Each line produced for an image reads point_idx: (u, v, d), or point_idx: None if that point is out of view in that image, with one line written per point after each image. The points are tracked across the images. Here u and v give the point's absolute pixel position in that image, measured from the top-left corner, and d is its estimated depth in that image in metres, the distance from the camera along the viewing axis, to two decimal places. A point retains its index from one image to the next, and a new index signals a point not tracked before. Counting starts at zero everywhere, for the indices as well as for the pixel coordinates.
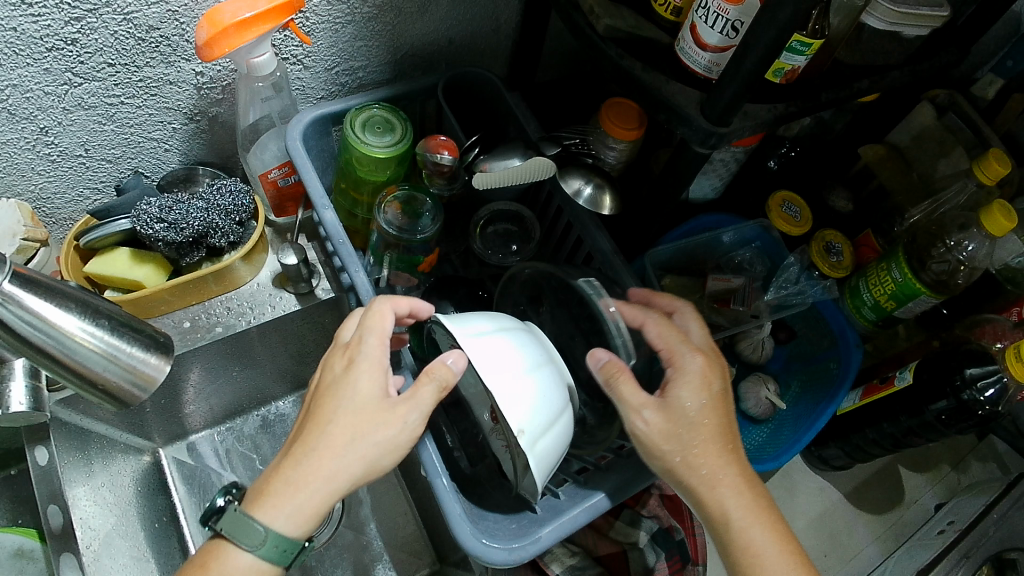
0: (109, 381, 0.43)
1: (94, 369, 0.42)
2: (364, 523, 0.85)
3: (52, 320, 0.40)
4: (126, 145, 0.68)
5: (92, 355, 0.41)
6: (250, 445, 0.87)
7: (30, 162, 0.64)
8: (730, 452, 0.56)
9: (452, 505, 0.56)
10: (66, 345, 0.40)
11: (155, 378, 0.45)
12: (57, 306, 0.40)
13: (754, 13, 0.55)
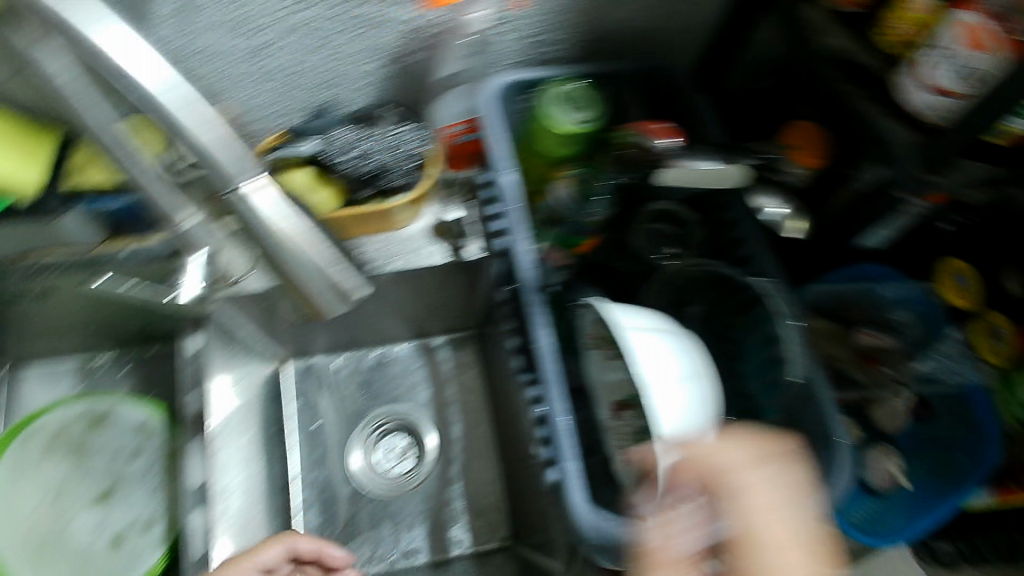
0: (314, 295, 0.44)
1: (303, 282, 0.43)
2: (450, 481, 0.86)
3: (278, 230, 0.42)
4: (328, 75, 0.70)
5: (307, 268, 0.43)
6: (362, 380, 0.89)
7: (244, 73, 0.67)
8: None
9: (572, 487, 0.57)
10: (283, 256, 0.42)
11: (355, 301, 0.46)
12: (283, 218, 0.42)
13: (1002, 60, 0.52)
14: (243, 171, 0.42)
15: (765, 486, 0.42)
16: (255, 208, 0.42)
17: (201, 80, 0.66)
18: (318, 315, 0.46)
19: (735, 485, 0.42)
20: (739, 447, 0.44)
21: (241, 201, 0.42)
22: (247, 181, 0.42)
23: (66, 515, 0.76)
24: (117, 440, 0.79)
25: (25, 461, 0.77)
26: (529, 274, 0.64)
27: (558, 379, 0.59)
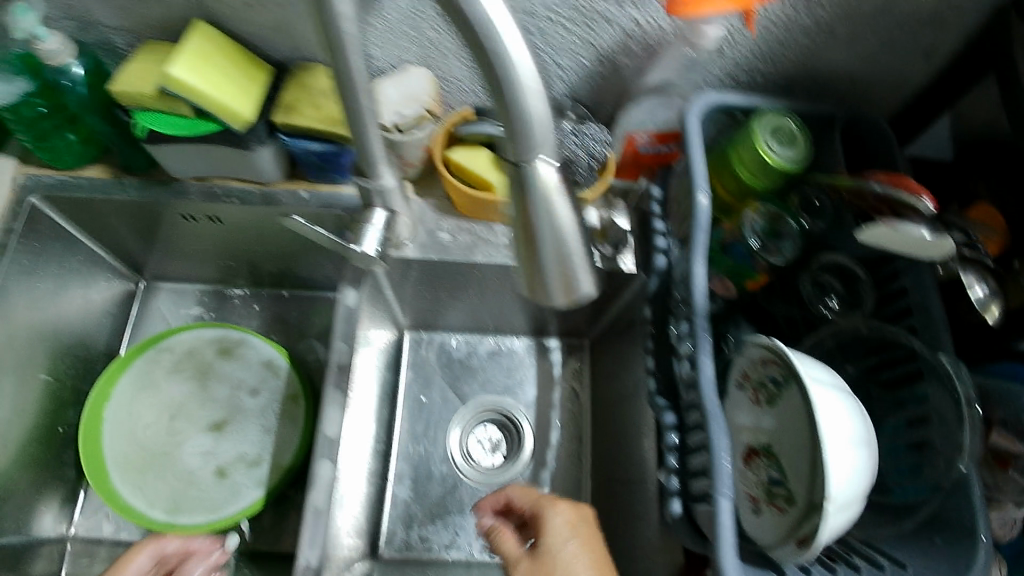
0: (541, 280, 0.41)
1: (535, 264, 0.40)
2: (539, 485, 0.84)
3: (542, 210, 0.39)
4: (533, 62, 0.69)
5: (550, 253, 0.39)
6: (474, 364, 0.90)
7: (456, 45, 0.68)
8: None
9: (723, 519, 0.53)
10: (534, 233, 0.39)
11: (575, 301, 0.42)
12: (562, 200, 0.39)
13: None
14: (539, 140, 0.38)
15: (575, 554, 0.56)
16: (536, 181, 0.38)
17: (414, 41, 0.68)
18: (530, 293, 0.42)
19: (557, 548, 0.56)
20: (561, 511, 0.60)
21: (530, 170, 0.38)
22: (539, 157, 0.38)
23: (182, 434, 0.79)
24: (239, 373, 0.82)
25: (156, 374, 0.81)
26: (700, 301, 0.61)
27: (721, 415, 0.56)
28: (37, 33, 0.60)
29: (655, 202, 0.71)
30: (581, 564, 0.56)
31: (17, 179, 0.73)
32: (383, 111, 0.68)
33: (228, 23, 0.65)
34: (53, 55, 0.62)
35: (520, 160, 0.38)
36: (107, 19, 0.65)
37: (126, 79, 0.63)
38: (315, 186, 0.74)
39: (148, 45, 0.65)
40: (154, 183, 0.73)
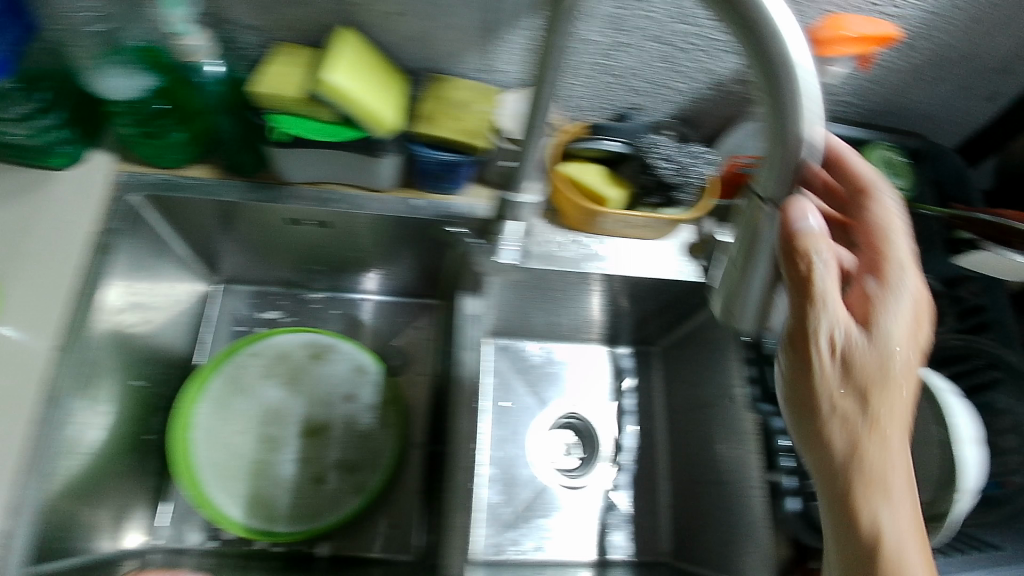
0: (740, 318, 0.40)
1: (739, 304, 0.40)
2: (617, 487, 0.88)
3: (770, 256, 0.39)
4: (652, 84, 0.73)
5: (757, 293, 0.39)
6: (553, 371, 0.93)
7: (585, 65, 0.70)
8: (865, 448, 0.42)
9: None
10: (756, 272, 0.39)
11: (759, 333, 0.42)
12: (817, 266, 0.38)
13: None
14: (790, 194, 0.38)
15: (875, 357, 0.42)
16: (781, 224, 0.38)
17: (644, 27, 0.65)
18: (717, 309, 0.42)
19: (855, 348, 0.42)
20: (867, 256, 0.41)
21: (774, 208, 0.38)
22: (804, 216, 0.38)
23: (278, 440, 0.78)
24: (333, 378, 0.82)
25: (247, 380, 0.80)
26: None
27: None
28: (181, 26, 0.57)
29: None
30: (903, 327, 0.42)
31: (118, 177, 0.70)
32: (509, 123, 0.68)
33: (368, 30, 0.65)
34: (192, 51, 0.59)
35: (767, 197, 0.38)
36: (242, 18, 0.63)
37: (270, 81, 0.61)
38: (428, 195, 0.75)
39: (281, 49, 0.64)
40: (266, 187, 0.72)
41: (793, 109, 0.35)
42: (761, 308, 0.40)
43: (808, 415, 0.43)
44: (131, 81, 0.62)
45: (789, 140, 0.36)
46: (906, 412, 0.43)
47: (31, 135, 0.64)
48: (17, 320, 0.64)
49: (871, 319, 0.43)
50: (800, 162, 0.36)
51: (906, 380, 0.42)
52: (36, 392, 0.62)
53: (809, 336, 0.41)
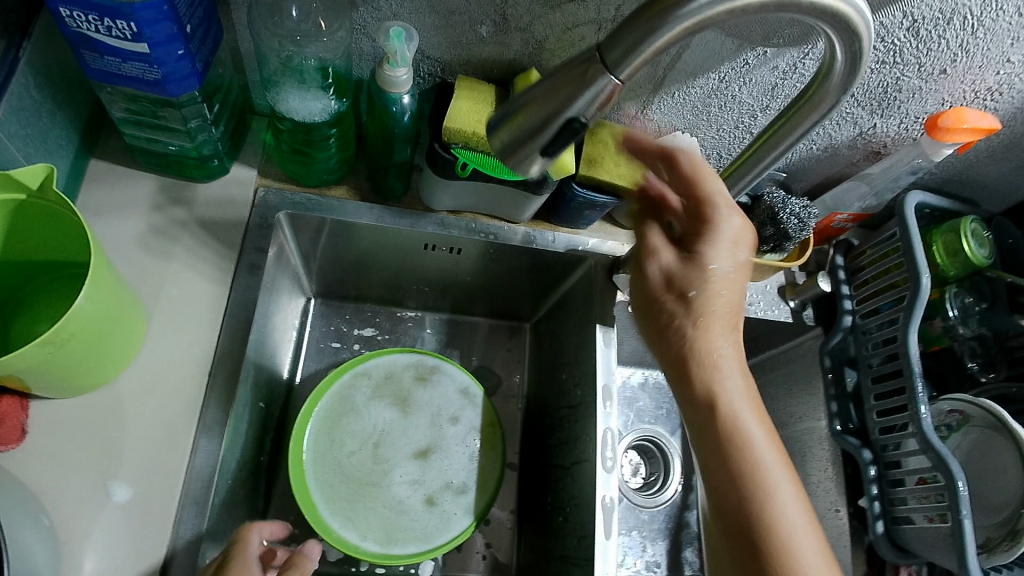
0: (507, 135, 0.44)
1: (538, 129, 0.42)
2: (688, 507, 0.93)
3: (580, 106, 0.41)
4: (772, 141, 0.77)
5: (547, 138, 0.43)
6: (631, 395, 0.96)
7: (726, 120, 0.74)
8: (743, 372, 0.58)
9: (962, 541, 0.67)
10: (559, 111, 0.41)
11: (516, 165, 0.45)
12: (570, 83, 0.40)
13: None
14: (633, 66, 0.40)
15: (731, 287, 0.59)
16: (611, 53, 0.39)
17: (786, 92, 0.69)
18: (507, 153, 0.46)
19: (700, 298, 0.59)
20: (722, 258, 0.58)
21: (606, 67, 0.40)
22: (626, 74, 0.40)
23: (387, 460, 0.79)
24: (439, 400, 0.83)
25: (356, 399, 0.81)
26: (914, 355, 0.73)
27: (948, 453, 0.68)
28: (399, 59, 0.57)
29: (840, 269, 0.85)
30: (733, 288, 0.59)
31: (260, 193, 0.67)
32: None
33: (544, 70, 0.67)
34: (397, 84, 0.58)
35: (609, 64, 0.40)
36: (427, 47, 0.64)
37: (459, 115, 0.62)
38: (556, 228, 0.78)
39: (464, 82, 0.65)
40: (408, 212, 0.72)
41: (659, 10, 0.38)
42: (522, 134, 0.43)
43: (649, 318, 0.62)
44: (318, 104, 0.59)
45: (633, 22, 0.39)
46: (723, 365, 0.58)
47: (194, 148, 0.61)
48: (169, 341, 0.62)
49: (698, 259, 0.59)
50: (652, 48, 0.39)
51: (725, 316, 0.59)
52: (195, 418, 0.60)
53: (642, 268, 0.62)
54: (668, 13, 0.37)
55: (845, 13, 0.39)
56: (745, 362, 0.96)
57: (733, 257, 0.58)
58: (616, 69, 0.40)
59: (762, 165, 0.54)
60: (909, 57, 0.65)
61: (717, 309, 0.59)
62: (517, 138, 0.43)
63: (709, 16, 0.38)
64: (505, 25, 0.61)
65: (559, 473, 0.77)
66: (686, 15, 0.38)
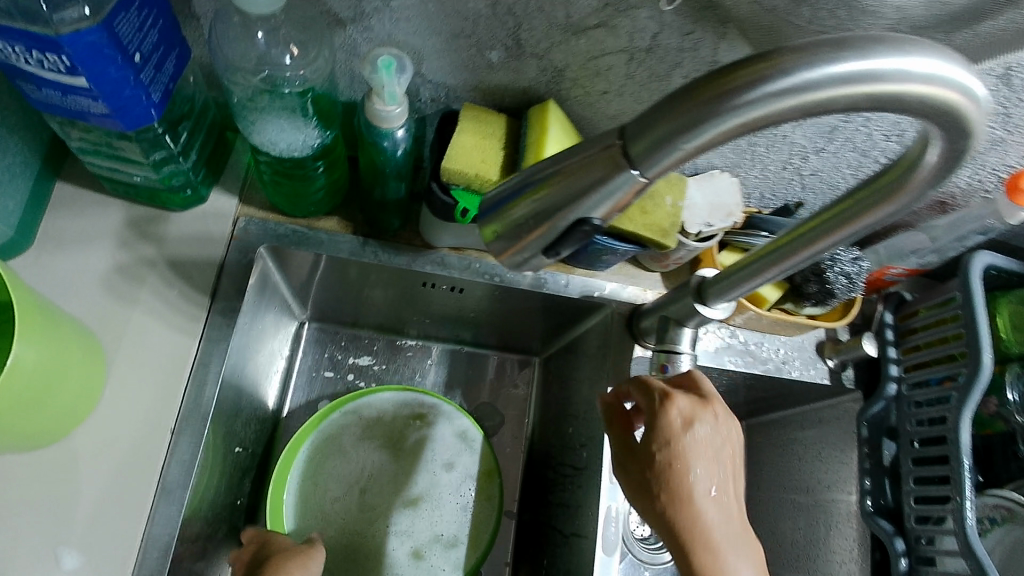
0: (507, 222, 0.36)
1: (543, 222, 0.35)
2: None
3: (594, 201, 0.34)
4: (825, 181, 0.70)
5: (552, 234, 0.35)
6: None
7: (773, 160, 0.67)
8: (745, 530, 0.51)
9: None
10: (570, 205, 0.34)
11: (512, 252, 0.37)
12: (584, 174, 0.33)
13: None
14: (663, 164, 0.32)
15: (700, 452, 0.51)
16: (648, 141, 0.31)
17: (845, 136, 0.62)
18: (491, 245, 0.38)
19: (683, 479, 0.50)
20: (699, 434, 0.51)
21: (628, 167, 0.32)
22: (656, 172, 0.32)
23: (374, 509, 0.72)
24: (434, 444, 0.76)
25: (344, 440, 0.75)
26: (965, 444, 0.64)
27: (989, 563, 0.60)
28: (389, 93, 0.49)
29: (889, 328, 0.77)
30: (705, 472, 0.50)
31: (240, 224, 0.61)
32: (691, 220, 0.64)
33: (564, 101, 0.58)
34: (389, 119, 0.50)
35: (626, 154, 0.32)
36: (430, 71, 0.56)
37: (462, 155, 0.55)
38: (571, 270, 0.70)
39: (470, 110, 0.57)
40: (406, 248, 0.65)
41: (706, 98, 0.29)
42: (523, 226, 0.36)
43: (641, 506, 0.51)
44: (296, 138, 0.50)
45: (667, 110, 0.30)
46: (715, 553, 0.49)
47: (161, 180, 0.55)
48: (133, 392, 0.56)
49: (659, 441, 0.51)
50: (694, 144, 0.31)
51: (701, 516, 0.49)
52: (154, 481, 0.54)
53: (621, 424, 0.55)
54: (720, 104, 0.29)
55: (959, 111, 0.30)
56: (772, 414, 0.87)
57: (712, 422, 0.52)
58: (642, 164, 0.32)
59: (818, 249, 0.45)
60: (998, 106, 0.55)
61: (698, 486, 0.50)
62: (517, 228, 0.36)
63: (777, 109, 0.29)
64: (519, 52, 0.53)
65: (558, 539, 0.70)
66: (743, 106, 0.29)
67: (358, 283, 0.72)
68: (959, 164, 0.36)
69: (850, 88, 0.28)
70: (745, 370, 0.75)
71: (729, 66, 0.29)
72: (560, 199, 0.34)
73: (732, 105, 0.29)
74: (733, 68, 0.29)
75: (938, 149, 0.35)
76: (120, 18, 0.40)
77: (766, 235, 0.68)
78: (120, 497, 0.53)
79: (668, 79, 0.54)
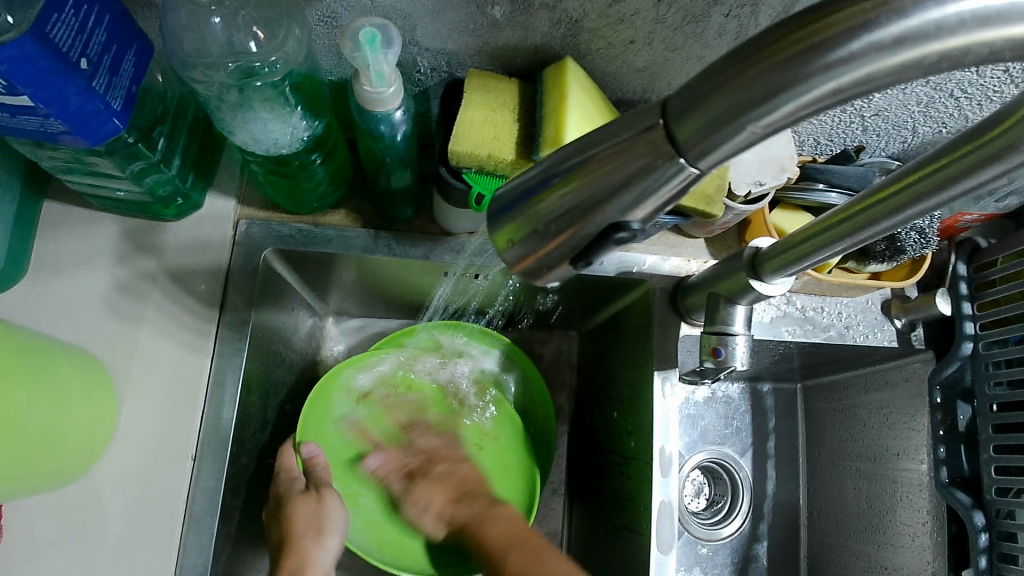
0: (524, 226, 0.29)
1: (572, 222, 0.28)
2: (757, 538, 0.81)
3: (633, 201, 0.27)
4: (893, 123, 0.61)
5: (579, 241, 0.29)
6: (695, 412, 0.83)
7: None
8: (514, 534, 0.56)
9: None
10: (608, 203, 0.27)
11: (534, 263, 0.30)
12: (619, 166, 0.26)
13: None
14: (718, 151, 0.25)
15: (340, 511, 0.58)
16: (696, 122, 0.24)
17: None
18: (507, 262, 0.31)
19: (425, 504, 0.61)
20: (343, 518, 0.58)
21: (670, 167, 0.26)
22: (710, 162, 0.26)
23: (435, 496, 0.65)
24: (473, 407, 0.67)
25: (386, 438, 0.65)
26: None
27: None
28: (376, 72, 0.42)
29: (963, 281, 0.69)
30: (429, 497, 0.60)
31: (241, 226, 0.56)
32: (738, 179, 0.56)
33: (584, 57, 0.51)
34: (382, 101, 0.44)
35: (669, 141, 0.25)
36: (426, 38, 0.49)
37: (470, 133, 0.48)
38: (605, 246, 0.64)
39: (477, 78, 0.50)
40: (421, 238, 0.59)
41: (783, 60, 0.22)
42: (547, 228, 0.29)
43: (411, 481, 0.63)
44: (283, 131, 0.45)
45: (727, 75, 0.23)
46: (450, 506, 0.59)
47: (146, 192, 0.50)
48: (147, 421, 0.52)
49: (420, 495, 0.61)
50: (764, 122, 0.24)
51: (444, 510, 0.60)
52: (179, 511, 0.51)
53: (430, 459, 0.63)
54: (798, 65, 0.22)
55: None
56: (830, 374, 0.81)
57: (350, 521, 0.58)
58: (690, 151, 0.25)
59: (905, 215, 0.38)
60: None
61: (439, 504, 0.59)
62: (539, 232, 0.29)
63: (884, 66, 0.22)
64: (526, 5, 0.45)
65: (608, 531, 0.66)
66: (837, 67, 0.22)
67: (377, 286, 0.66)
68: None
69: (994, 31, 0.21)
70: (803, 340, 0.69)
71: (814, 11, 0.22)
72: (598, 193, 0.27)
73: (823, 66, 0.22)
74: (821, 15, 0.22)
75: None
76: (53, 19, 0.35)
77: (824, 187, 0.61)
78: (148, 532, 0.50)
79: (706, 19, 0.46)
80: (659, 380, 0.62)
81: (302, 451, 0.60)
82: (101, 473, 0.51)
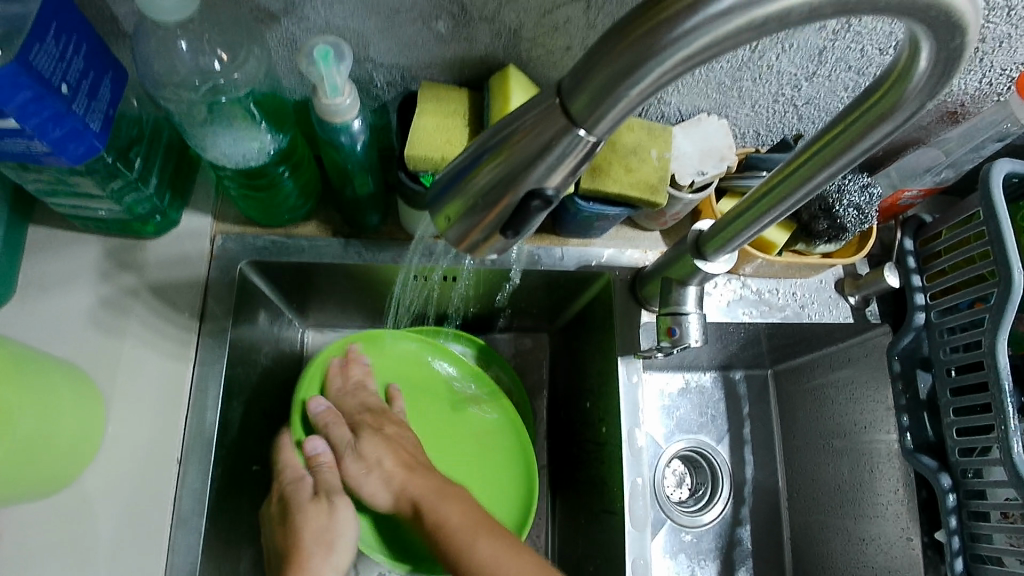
0: (460, 205, 0.33)
1: (499, 196, 0.32)
2: (739, 522, 0.83)
3: (548, 170, 0.31)
4: (825, 110, 0.66)
5: (507, 212, 0.32)
6: (670, 403, 0.85)
7: (763, 94, 0.63)
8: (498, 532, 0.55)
9: None
10: (528, 174, 0.31)
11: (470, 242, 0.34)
12: (530, 138, 0.30)
13: None
14: (608, 117, 0.29)
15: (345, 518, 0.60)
16: (585, 95, 0.28)
17: (842, 57, 0.58)
18: (450, 240, 0.35)
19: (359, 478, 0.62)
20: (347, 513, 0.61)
21: (572, 136, 0.30)
22: (604, 128, 0.30)
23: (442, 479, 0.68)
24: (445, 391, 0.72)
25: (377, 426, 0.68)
26: (1004, 367, 0.60)
27: None
28: (331, 85, 0.46)
29: (911, 256, 0.73)
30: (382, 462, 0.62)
31: (218, 242, 0.60)
32: (681, 170, 0.61)
33: (526, 64, 0.55)
34: (340, 112, 0.48)
35: (567, 115, 0.29)
36: (379, 54, 0.53)
37: (425, 139, 0.52)
38: (566, 242, 0.68)
39: (430, 89, 0.55)
40: (389, 243, 0.63)
41: (642, 34, 0.26)
42: (480, 203, 0.32)
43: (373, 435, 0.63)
44: (253, 146, 0.49)
45: (604, 54, 0.27)
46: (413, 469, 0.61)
47: (126, 210, 0.54)
48: (135, 426, 0.55)
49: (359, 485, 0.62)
50: (637, 89, 0.28)
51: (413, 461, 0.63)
52: (167, 512, 0.54)
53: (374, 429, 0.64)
54: (656, 37, 0.26)
55: None
56: (797, 358, 0.84)
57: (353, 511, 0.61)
58: (586, 121, 0.29)
59: (815, 183, 0.42)
60: None
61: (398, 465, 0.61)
62: (473, 206, 0.32)
63: (723, 33, 0.26)
64: (466, 18, 0.50)
65: (589, 517, 0.68)
66: (686, 37, 0.26)
67: (352, 293, 0.69)
68: (956, 68, 0.32)
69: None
70: (761, 321, 0.73)
71: None
72: (518, 164, 0.30)
73: (674, 38, 0.26)
74: None
75: (929, 55, 0.31)
76: (34, 49, 0.39)
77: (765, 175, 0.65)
78: (140, 533, 0.53)
79: None
80: (624, 368, 0.65)
81: (306, 449, 0.62)
82: (91, 478, 0.53)
